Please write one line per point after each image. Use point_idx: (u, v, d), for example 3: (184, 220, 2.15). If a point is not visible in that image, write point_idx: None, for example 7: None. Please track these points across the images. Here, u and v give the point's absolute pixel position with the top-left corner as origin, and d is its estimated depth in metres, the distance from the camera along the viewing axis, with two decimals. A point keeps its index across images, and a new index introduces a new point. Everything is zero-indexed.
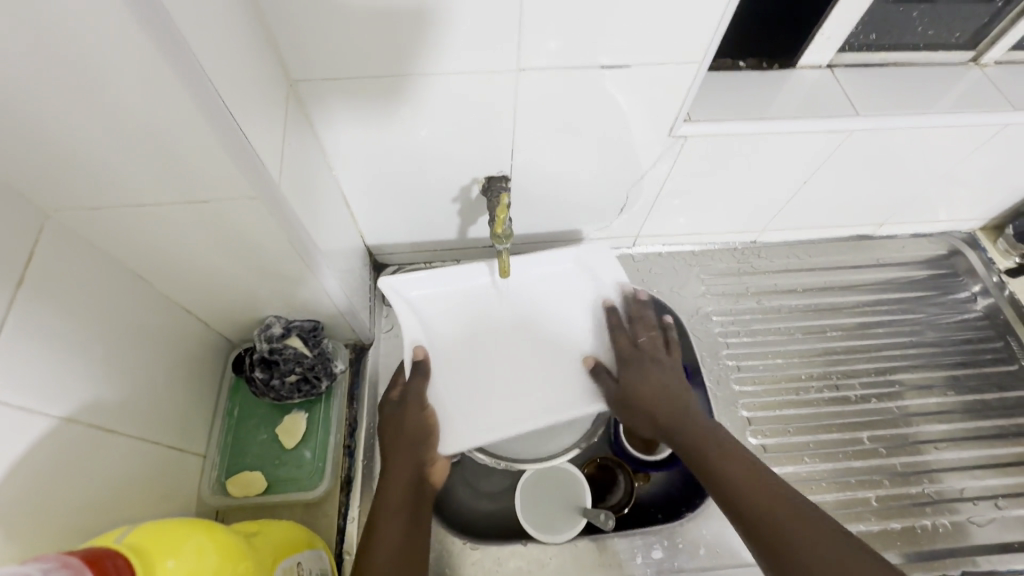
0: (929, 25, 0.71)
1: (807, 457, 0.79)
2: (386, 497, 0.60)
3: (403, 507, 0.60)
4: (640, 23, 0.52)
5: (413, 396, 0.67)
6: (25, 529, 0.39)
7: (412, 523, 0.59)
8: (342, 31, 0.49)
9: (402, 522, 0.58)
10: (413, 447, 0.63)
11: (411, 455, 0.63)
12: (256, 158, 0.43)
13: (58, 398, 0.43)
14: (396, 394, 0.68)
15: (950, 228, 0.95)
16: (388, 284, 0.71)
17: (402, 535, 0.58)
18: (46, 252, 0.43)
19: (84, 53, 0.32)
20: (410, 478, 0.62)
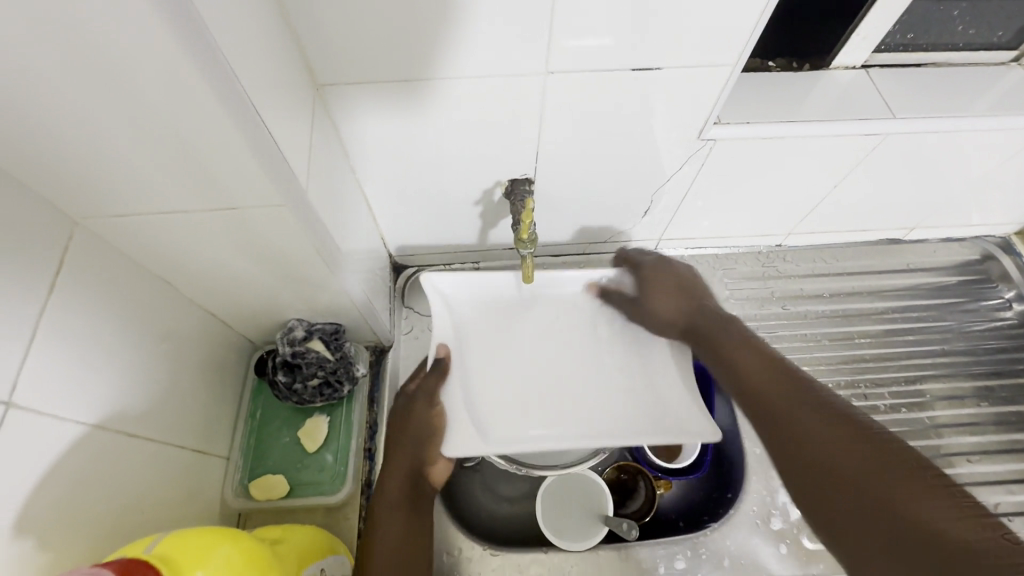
0: (970, 24, 0.69)
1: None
2: (385, 494, 0.60)
3: (400, 505, 0.60)
4: (674, 26, 0.50)
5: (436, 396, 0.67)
6: (57, 536, 0.39)
7: (410, 520, 0.60)
8: (370, 33, 0.48)
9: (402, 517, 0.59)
10: (414, 445, 0.64)
11: (408, 454, 0.63)
12: (285, 166, 0.43)
13: (88, 405, 0.43)
14: (411, 387, 0.68)
15: (983, 233, 0.92)
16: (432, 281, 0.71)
17: (401, 529, 0.59)
18: (74, 258, 0.42)
19: (118, 62, 0.31)
20: (407, 477, 0.62)
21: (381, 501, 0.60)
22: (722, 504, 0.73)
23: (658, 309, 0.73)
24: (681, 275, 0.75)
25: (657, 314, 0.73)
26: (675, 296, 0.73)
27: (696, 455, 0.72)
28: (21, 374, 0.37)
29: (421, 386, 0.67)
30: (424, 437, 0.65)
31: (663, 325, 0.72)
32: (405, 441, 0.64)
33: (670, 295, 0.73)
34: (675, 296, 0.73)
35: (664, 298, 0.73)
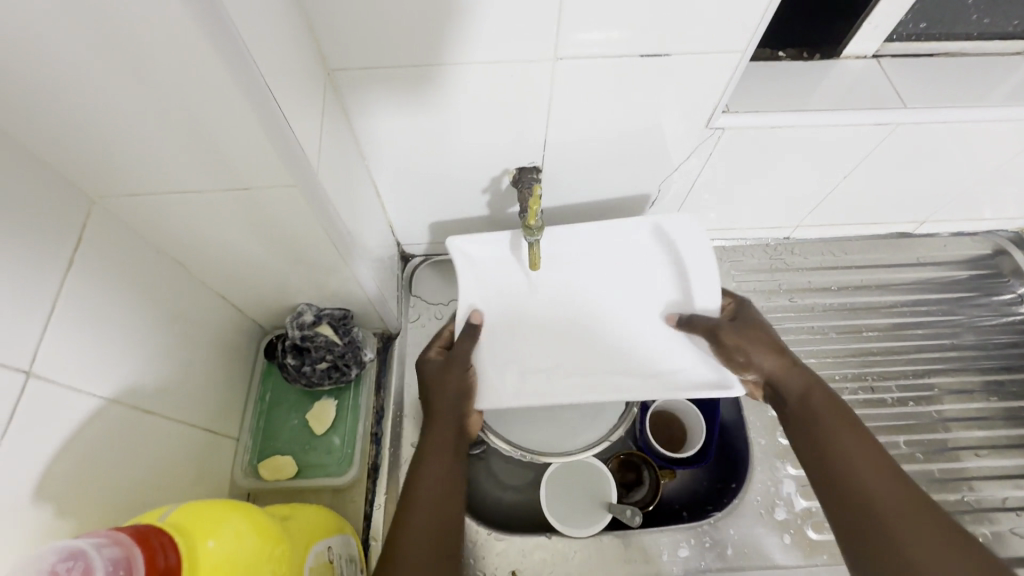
0: (984, 13, 0.68)
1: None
2: (432, 439, 0.58)
3: (446, 453, 0.57)
4: (683, 13, 0.50)
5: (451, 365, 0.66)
6: (73, 505, 0.40)
7: (454, 469, 0.56)
8: (381, 18, 0.49)
9: (445, 464, 0.56)
10: (457, 401, 0.62)
11: (450, 408, 0.61)
12: (297, 149, 0.43)
13: (104, 380, 0.44)
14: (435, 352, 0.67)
15: (995, 227, 0.91)
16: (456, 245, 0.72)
17: (444, 478, 0.55)
18: (91, 236, 0.43)
19: (135, 40, 0.32)
20: (454, 426, 0.60)
21: (425, 448, 0.57)
22: (728, 494, 0.73)
23: (739, 349, 0.63)
24: (773, 336, 0.62)
25: (743, 350, 0.62)
26: (774, 356, 0.60)
27: (701, 445, 0.72)
28: (41, 347, 0.38)
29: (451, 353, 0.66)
30: (464, 392, 0.63)
31: (749, 364, 0.62)
32: (447, 395, 0.62)
33: (750, 346, 0.62)
34: (772, 347, 0.61)
35: (748, 353, 0.62)
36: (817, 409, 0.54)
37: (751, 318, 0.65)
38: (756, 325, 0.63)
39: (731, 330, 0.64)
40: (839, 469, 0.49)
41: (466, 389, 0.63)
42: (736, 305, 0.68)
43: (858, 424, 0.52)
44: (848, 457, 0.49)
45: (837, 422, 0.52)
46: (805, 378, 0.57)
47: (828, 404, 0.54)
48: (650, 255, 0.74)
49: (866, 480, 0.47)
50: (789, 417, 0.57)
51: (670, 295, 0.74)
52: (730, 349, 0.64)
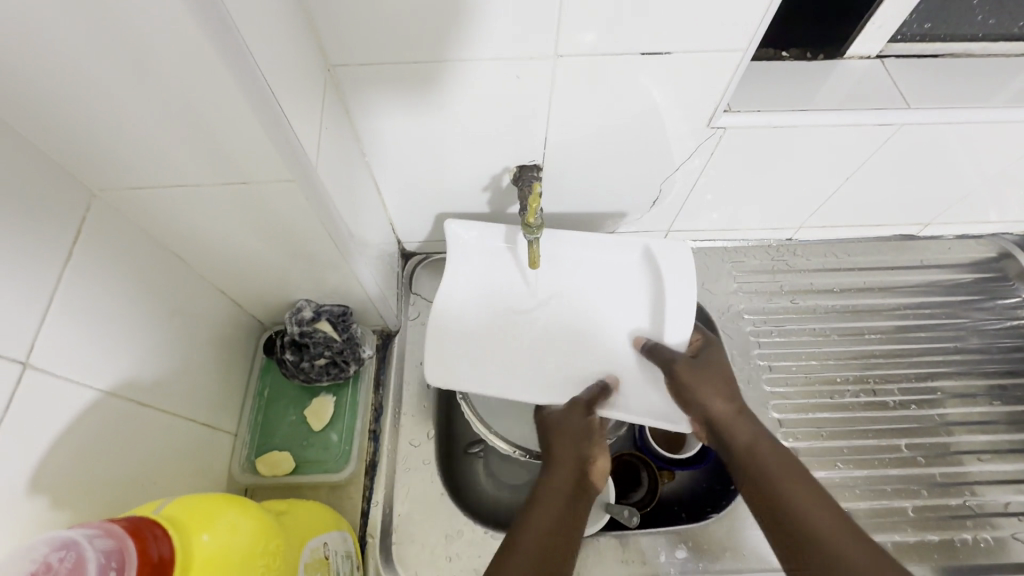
0: (989, 14, 0.67)
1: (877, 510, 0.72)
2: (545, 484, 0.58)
3: (559, 497, 0.57)
4: (682, 10, 0.50)
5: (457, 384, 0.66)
6: (69, 496, 0.40)
7: (565, 515, 0.56)
8: (381, 14, 0.49)
9: (560, 507, 0.56)
10: (575, 442, 0.62)
11: (571, 451, 0.61)
12: (295, 144, 0.43)
13: (101, 373, 0.44)
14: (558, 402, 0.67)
15: (1001, 230, 0.90)
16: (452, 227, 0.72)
17: (552, 523, 0.54)
18: (90, 230, 0.44)
19: (133, 33, 0.32)
20: (573, 471, 0.60)
21: (540, 491, 0.58)
22: (726, 497, 0.73)
23: (696, 393, 0.62)
24: (725, 374, 0.64)
25: (695, 394, 0.62)
26: (724, 399, 0.61)
27: (699, 447, 0.72)
28: (38, 339, 0.38)
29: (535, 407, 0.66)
30: (586, 436, 0.62)
31: (698, 407, 0.61)
32: (563, 438, 0.62)
33: (704, 385, 0.62)
34: (722, 391, 0.62)
35: (697, 395, 0.62)
36: (766, 461, 0.56)
37: (712, 360, 0.65)
38: (706, 366, 0.64)
39: (685, 366, 0.64)
40: (797, 527, 0.51)
41: (587, 433, 0.62)
42: (703, 344, 0.68)
43: (806, 475, 0.54)
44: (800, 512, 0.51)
45: (788, 476, 0.54)
46: (753, 427, 0.59)
47: (776, 456, 0.56)
48: (632, 274, 0.73)
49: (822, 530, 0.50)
50: (733, 466, 0.58)
51: (642, 323, 0.72)
52: (687, 388, 0.63)
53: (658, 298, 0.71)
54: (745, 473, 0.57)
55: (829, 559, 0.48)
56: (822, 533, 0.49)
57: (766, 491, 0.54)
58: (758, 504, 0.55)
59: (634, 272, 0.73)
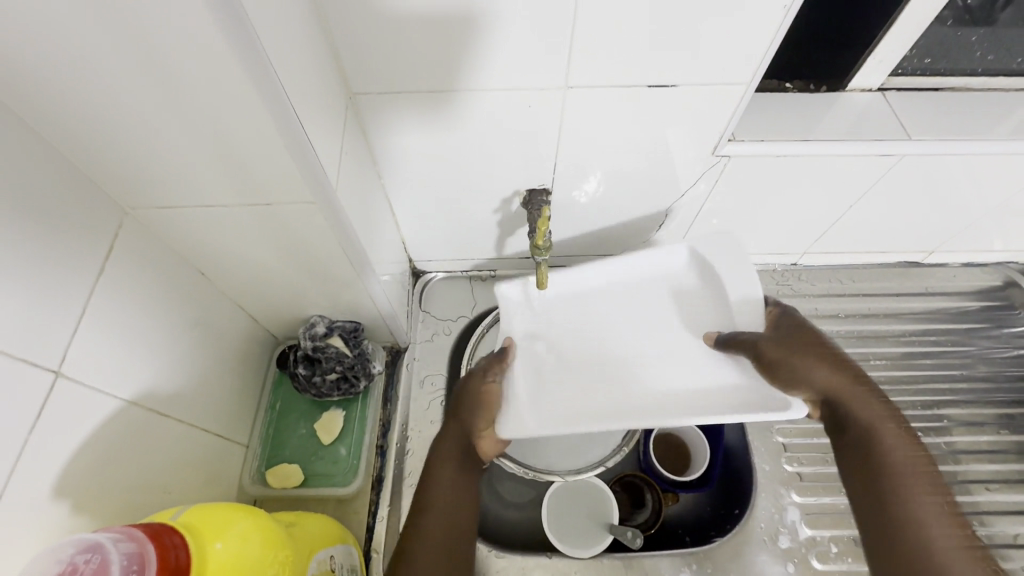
0: (988, 50, 0.70)
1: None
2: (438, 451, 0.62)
3: (450, 462, 0.61)
4: (688, 46, 0.53)
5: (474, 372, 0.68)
6: (90, 502, 0.42)
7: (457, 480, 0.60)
8: (403, 45, 0.52)
9: (451, 466, 0.60)
10: (468, 411, 0.64)
11: (458, 423, 0.64)
12: (319, 168, 0.46)
13: (126, 382, 0.46)
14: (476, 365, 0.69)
15: (1006, 259, 0.91)
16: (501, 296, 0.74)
17: (450, 491, 0.59)
18: (122, 246, 0.46)
19: (177, 70, 0.35)
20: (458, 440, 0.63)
21: (433, 460, 0.61)
22: (730, 520, 0.72)
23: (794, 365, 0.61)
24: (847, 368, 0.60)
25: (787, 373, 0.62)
26: (835, 374, 0.60)
27: (705, 470, 0.72)
28: (71, 348, 0.40)
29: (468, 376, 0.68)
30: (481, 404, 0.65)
31: (801, 381, 0.61)
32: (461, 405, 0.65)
33: (799, 355, 0.62)
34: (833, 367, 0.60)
35: (796, 368, 0.61)
36: (909, 465, 0.52)
37: (797, 328, 0.64)
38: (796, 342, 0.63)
39: (774, 341, 0.64)
40: (892, 493, 0.51)
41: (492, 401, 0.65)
42: (779, 311, 0.66)
43: (943, 491, 0.51)
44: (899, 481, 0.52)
45: (911, 462, 0.52)
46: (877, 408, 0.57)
47: (915, 455, 0.53)
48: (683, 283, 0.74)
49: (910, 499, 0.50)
50: (846, 441, 0.56)
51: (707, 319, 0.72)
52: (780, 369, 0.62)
53: (710, 285, 0.72)
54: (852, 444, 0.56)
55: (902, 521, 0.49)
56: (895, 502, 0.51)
57: (878, 472, 0.53)
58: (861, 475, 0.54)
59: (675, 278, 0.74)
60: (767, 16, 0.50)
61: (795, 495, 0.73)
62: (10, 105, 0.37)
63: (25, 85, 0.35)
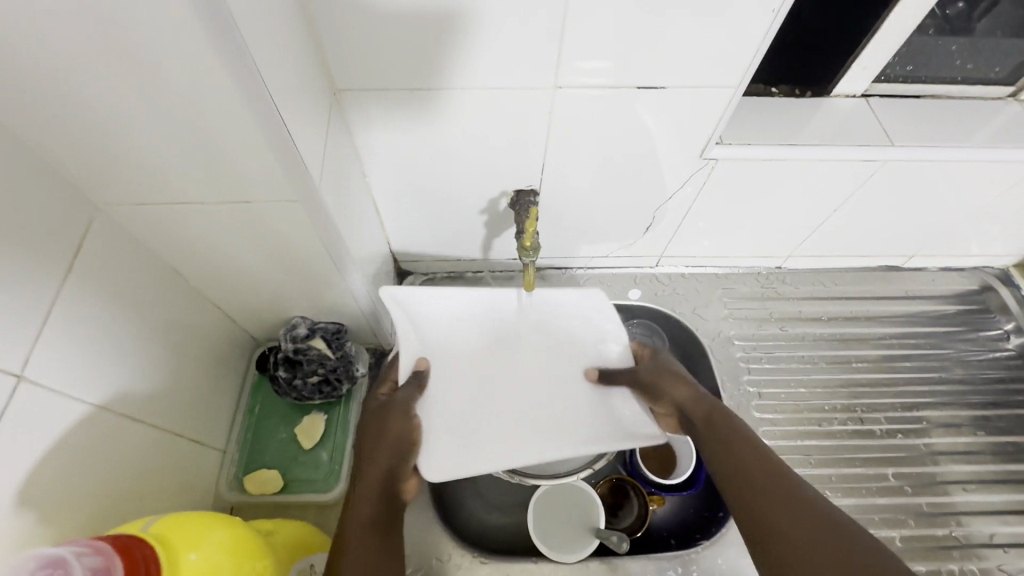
0: (967, 59, 0.70)
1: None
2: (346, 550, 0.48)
3: (373, 528, 0.51)
4: (678, 46, 0.52)
5: (397, 402, 0.61)
6: (53, 514, 0.40)
7: (383, 546, 0.51)
8: (392, 45, 0.51)
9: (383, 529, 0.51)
10: (393, 455, 0.57)
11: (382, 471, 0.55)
12: (300, 163, 0.44)
13: (93, 386, 0.44)
14: (384, 394, 0.63)
15: (982, 264, 0.93)
16: (390, 296, 0.64)
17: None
18: (93, 245, 0.44)
19: (149, 69, 0.33)
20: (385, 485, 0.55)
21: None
22: (715, 522, 0.72)
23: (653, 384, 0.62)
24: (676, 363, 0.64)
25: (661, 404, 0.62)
26: (682, 386, 0.60)
27: (691, 472, 0.72)
28: (35, 350, 0.38)
29: (396, 395, 0.62)
30: (402, 444, 0.58)
31: (663, 397, 0.61)
32: (380, 442, 0.57)
33: (660, 378, 0.62)
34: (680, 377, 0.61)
35: (659, 386, 0.61)
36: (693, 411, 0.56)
37: (664, 364, 0.64)
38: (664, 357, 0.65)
39: (646, 372, 0.64)
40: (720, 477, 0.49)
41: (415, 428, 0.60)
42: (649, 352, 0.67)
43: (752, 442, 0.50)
44: (749, 497, 0.45)
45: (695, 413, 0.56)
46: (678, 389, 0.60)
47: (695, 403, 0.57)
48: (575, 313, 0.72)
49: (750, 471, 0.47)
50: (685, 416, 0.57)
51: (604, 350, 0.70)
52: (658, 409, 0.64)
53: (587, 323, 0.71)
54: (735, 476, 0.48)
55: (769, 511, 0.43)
56: (739, 467, 0.48)
57: (729, 476, 0.48)
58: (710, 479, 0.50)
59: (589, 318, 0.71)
60: (753, 18, 0.50)
61: None
62: None
63: None
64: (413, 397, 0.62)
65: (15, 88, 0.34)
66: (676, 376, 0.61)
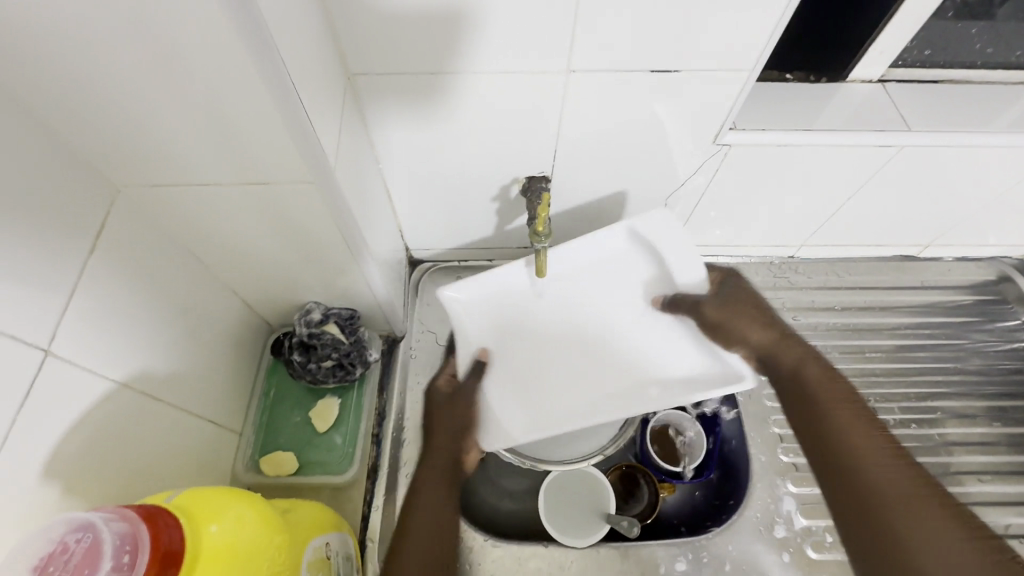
0: (987, 43, 0.69)
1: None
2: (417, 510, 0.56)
3: (439, 493, 0.57)
4: (694, 29, 0.52)
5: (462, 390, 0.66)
6: (77, 488, 0.41)
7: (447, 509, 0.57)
8: (408, 29, 0.51)
9: (442, 501, 0.57)
10: (456, 432, 0.62)
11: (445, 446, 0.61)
12: (318, 145, 0.44)
13: (115, 364, 0.45)
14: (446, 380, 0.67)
15: (999, 254, 0.92)
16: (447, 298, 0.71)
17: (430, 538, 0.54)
18: (115, 227, 0.45)
19: (171, 50, 0.34)
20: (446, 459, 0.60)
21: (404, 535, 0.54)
22: (726, 510, 0.73)
23: (733, 328, 0.65)
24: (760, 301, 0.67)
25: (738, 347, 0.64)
26: (764, 332, 0.63)
27: (701, 460, 0.72)
28: (61, 327, 0.39)
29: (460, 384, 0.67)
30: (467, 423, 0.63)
31: (739, 341, 0.64)
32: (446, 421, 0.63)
33: (735, 320, 0.65)
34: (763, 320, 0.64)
35: (736, 331, 0.65)
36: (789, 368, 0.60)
37: (738, 293, 0.67)
38: (739, 292, 0.67)
39: (716, 305, 0.66)
40: (814, 436, 0.54)
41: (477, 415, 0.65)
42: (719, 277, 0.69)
43: (851, 401, 0.55)
44: (847, 458, 0.51)
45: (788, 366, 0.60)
46: (763, 339, 0.63)
47: (792, 362, 0.60)
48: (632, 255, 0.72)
49: (852, 436, 0.52)
50: (775, 376, 0.61)
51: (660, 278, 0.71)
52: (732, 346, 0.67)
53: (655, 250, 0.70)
54: (824, 435, 0.53)
55: (863, 471, 0.49)
56: (839, 431, 0.53)
57: (822, 435, 0.53)
58: (803, 438, 0.55)
59: (630, 258, 0.72)
60: (770, 0, 0.50)
61: (790, 485, 0.72)
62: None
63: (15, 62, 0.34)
64: (474, 387, 0.66)
65: (41, 69, 0.35)
66: (756, 317, 0.64)
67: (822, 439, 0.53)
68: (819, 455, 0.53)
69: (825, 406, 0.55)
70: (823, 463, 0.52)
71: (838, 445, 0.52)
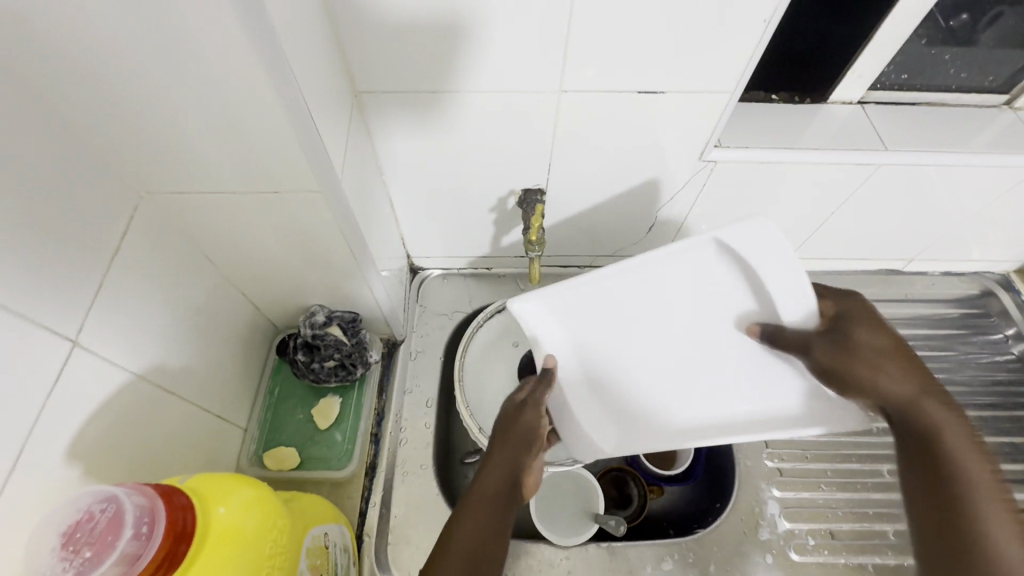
0: (962, 68, 0.73)
1: (871, 546, 0.71)
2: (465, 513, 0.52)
3: (495, 499, 0.54)
4: (678, 54, 0.56)
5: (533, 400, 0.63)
6: (95, 471, 0.44)
7: (497, 518, 0.53)
8: (412, 51, 0.55)
9: (487, 517, 0.52)
10: (520, 443, 0.59)
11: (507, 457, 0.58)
12: (326, 157, 0.48)
13: (132, 356, 0.48)
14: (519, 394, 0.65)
15: (983, 269, 0.94)
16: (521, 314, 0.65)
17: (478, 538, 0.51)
18: (137, 229, 0.49)
19: (197, 71, 0.38)
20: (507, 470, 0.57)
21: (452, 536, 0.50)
22: (713, 513, 0.75)
23: (859, 374, 0.53)
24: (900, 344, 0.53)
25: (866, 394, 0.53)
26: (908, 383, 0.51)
27: (689, 464, 0.74)
28: (88, 320, 0.43)
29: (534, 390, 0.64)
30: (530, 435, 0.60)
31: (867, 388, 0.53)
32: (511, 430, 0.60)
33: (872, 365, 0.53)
34: (907, 368, 0.51)
35: (871, 375, 0.53)
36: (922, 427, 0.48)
37: (862, 340, 0.54)
38: (867, 336, 0.54)
39: (833, 351, 0.55)
40: (929, 501, 0.45)
41: (534, 434, 0.60)
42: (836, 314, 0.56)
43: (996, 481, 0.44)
44: (965, 533, 0.41)
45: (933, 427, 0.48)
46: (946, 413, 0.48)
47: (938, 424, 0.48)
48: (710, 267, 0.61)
49: (982, 514, 0.42)
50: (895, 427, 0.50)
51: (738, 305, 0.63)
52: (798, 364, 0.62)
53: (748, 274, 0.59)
54: (941, 502, 0.44)
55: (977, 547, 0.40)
56: (966, 506, 0.43)
57: (940, 501, 0.44)
58: (914, 503, 0.46)
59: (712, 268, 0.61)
60: (746, 28, 0.54)
61: (775, 489, 0.75)
62: (39, 89, 0.39)
63: (57, 80, 0.38)
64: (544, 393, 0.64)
65: (80, 86, 0.39)
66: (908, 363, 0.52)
67: (938, 508, 0.44)
68: (932, 527, 0.43)
69: (954, 475, 0.44)
70: (931, 532, 0.43)
71: (955, 517, 0.42)
